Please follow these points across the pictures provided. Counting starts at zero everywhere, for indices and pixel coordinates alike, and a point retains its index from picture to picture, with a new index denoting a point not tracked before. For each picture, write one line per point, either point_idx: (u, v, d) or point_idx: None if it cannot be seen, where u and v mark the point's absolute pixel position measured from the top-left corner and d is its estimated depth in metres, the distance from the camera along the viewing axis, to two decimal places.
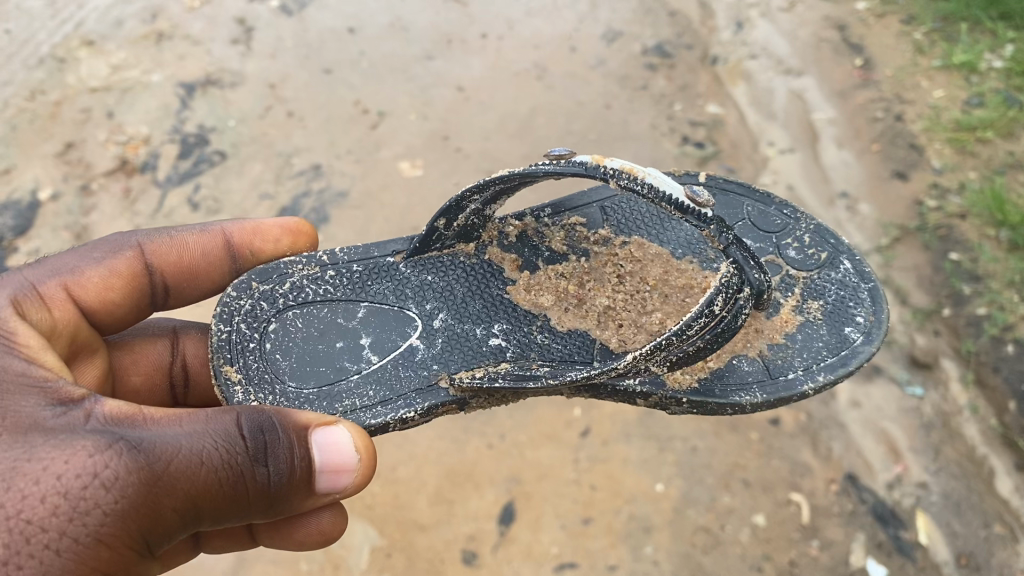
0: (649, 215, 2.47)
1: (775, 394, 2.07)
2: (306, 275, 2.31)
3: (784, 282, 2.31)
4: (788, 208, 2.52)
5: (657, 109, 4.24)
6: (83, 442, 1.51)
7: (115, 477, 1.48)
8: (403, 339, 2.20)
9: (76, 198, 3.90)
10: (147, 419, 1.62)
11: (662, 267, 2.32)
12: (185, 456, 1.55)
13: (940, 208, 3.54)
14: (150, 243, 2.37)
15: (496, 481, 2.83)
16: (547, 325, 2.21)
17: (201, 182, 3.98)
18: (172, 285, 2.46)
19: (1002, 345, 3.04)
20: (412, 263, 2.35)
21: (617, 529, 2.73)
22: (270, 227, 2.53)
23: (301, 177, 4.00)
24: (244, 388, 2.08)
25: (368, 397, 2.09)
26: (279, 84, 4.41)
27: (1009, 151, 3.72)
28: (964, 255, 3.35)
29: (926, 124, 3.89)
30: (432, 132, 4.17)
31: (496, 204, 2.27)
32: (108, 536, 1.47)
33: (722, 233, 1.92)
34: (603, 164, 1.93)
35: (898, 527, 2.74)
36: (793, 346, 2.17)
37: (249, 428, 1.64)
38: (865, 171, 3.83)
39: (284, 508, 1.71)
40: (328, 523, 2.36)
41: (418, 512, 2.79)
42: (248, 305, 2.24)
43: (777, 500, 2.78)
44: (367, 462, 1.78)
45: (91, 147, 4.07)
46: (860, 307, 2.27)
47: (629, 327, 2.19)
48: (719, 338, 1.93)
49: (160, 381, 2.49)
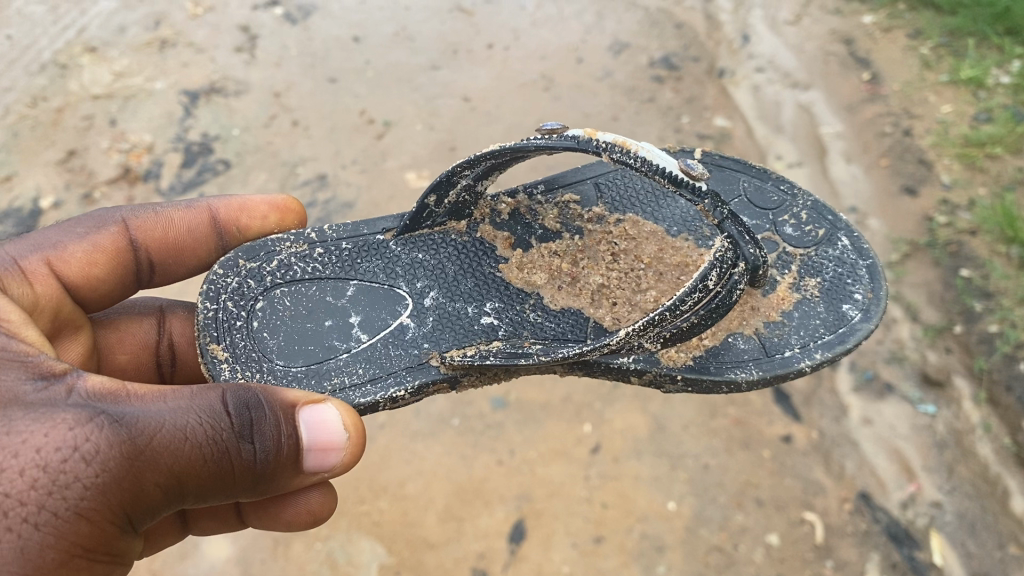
0: (644, 191, 2.40)
1: (772, 371, 1.99)
2: (294, 253, 2.25)
3: (780, 259, 2.24)
4: (785, 184, 2.46)
5: (664, 121, 4.22)
6: (64, 415, 1.45)
7: (97, 451, 1.43)
8: (393, 317, 2.14)
9: (78, 206, 3.86)
10: (131, 393, 1.55)
11: (656, 245, 2.26)
12: (169, 431, 1.50)
13: (950, 224, 3.51)
14: (135, 219, 2.33)
15: (506, 498, 2.84)
16: (540, 304, 2.14)
17: (204, 192, 3.93)
18: (159, 262, 2.41)
19: (1015, 362, 2.98)
20: (403, 240, 2.28)
21: (629, 548, 2.71)
22: (256, 204, 2.47)
23: (308, 188, 3.97)
24: (230, 367, 2.01)
25: (357, 375, 2.03)
26: (284, 93, 4.38)
27: (1019, 167, 3.68)
28: (975, 272, 3.30)
29: (934, 139, 3.86)
30: (439, 142, 4.14)
31: (488, 180, 2.21)
32: (88, 510, 1.42)
33: (717, 208, 1.84)
34: (595, 137, 1.88)
35: (913, 547, 2.71)
36: (790, 323, 2.09)
37: (234, 404, 1.58)
38: (874, 186, 3.81)
39: (268, 487, 1.65)
40: (316, 503, 2.28)
41: (426, 529, 2.80)
42: (236, 283, 2.17)
43: (791, 519, 2.76)
44: (355, 442, 1.73)
45: (94, 155, 4.02)
46: (859, 284, 2.20)
47: (623, 306, 2.11)
48: (713, 315, 1.87)
49: (146, 359, 2.41)
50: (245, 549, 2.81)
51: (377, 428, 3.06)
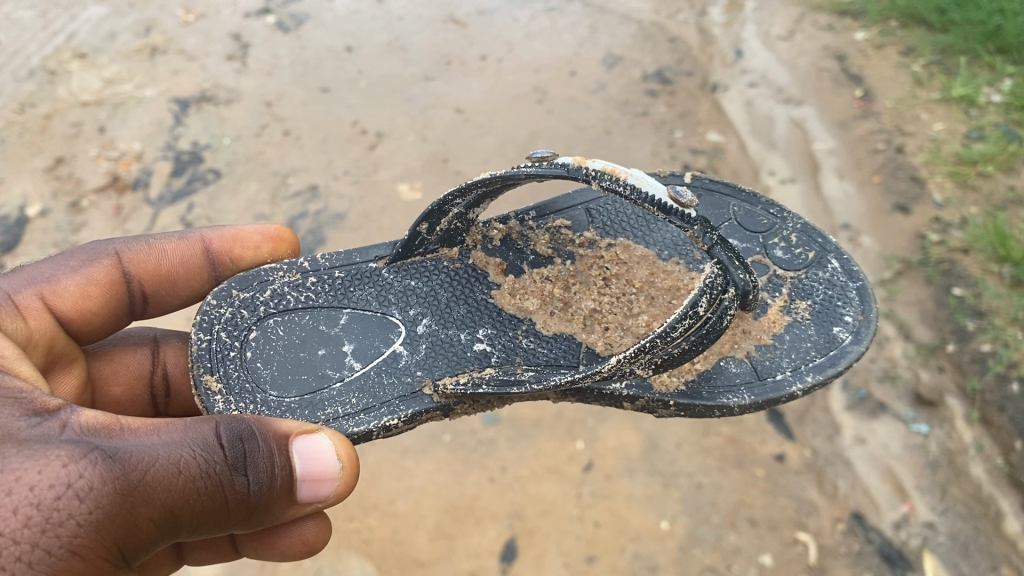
0: (635, 217, 2.37)
1: (763, 396, 1.97)
2: (287, 282, 2.23)
3: (770, 283, 2.22)
4: (774, 208, 2.44)
5: (657, 136, 4.21)
6: (58, 452, 1.41)
7: (90, 487, 1.39)
8: (386, 345, 2.11)
9: (66, 214, 3.81)
10: (125, 428, 1.52)
11: (648, 270, 2.23)
12: (162, 465, 1.46)
13: (942, 242, 3.51)
14: (128, 252, 2.30)
15: (497, 516, 2.81)
16: (532, 329, 2.11)
17: (194, 201, 3.90)
18: (151, 293, 2.38)
19: (1007, 382, 2.98)
20: (395, 268, 2.27)
21: (621, 569, 2.69)
22: (249, 234, 2.44)
23: (298, 199, 3.93)
24: (224, 399, 1.99)
25: (351, 404, 2.00)
26: (275, 102, 4.35)
27: (1010, 186, 3.69)
28: (968, 290, 3.30)
29: (927, 157, 3.86)
30: (432, 154, 4.12)
31: (478, 208, 2.18)
32: (82, 547, 1.38)
33: (706, 234, 1.82)
34: (584, 165, 1.85)
35: (905, 568, 2.69)
36: (781, 346, 2.08)
37: (227, 436, 1.54)
38: (867, 203, 3.81)
39: (262, 519, 1.62)
40: (311, 533, 2.24)
41: (416, 548, 2.76)
42: (229, 313, 2.15)
43: (784, 539, 2.74)
44: (350, 470, 1.69)
45: (82, 162, 3.98)
46: (849, 306, 2.18)
47: (616, 331, 2.08)
48: (704, 340, 1.84)
49: (141, 390, 2.39)
50: (233, 567, 2.77)
51: (368, 444, 3.04)
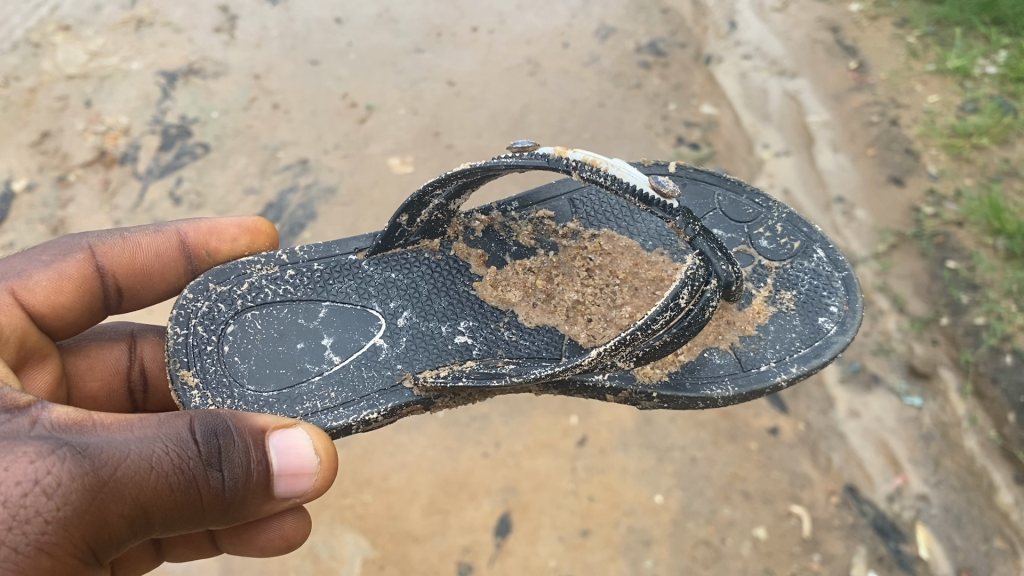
0: (618, 207, 2.35)
1: (747, 387, 1.95)
2: (265, 275, 2.19)
3: (755, 273, 2.20)
4: (759, 197, 2.41)
5: (651, 108, 4.17)
6: (25, 448, 1.38)
7: (58, 483, 1.36)
8: (366, 338, 2.09)
9: (52, 189, 3.77)
10: (97, 424, 1.49)
11: (631, 260, 2.21)
12: (133, 461, 1.44)
13: (937, 215, 3.49)
14: (102, 245, 2.27)
15: (492, 491, 2.81)
16: (515, 321, 2.09)
17: (183, 176, 3.85)
18: (125, 287, 2.35)
19: (1001, 355, 2.99)
20: (375, 261, 2.23)
21: (616, 542, 2.69)
22: (226, 227, 2.41)
23: (288, 172, 3.89)
24: (201, 394, 1.96)
25: (330, 398, 1.97)
26: (264, 75, 4.29)
27: (1004, 158, 3.68)
28: (962, 263, 3.29)
29: (922, 129, 3.84)
30: (424, 127, 4.08)
31: (460, 199, 2.17)
32: (49, 544, 1.36)
33: (689, 225, 1.81)
34: (565, 156, 1.82)
35: (899, 540, 2.70)
36: (766, 337, 2.06)
37: (202, 431, 1.52)
38: (861, 175, 3.78)
39: (236, 516, 1.60)
40: (290, 529, 2.24)
41: (411, 523, 2.76)
42: (206, 307, 2.12)
43: (778, 512, 2.75)
44: (327, 466, 1.68)
45: (69, 137, 3.92)
46: (834, 296, 2.16)
47: (599, 322, 2.07)
48: (685, 333, 1.81)
49: (117, 386, 2.35)
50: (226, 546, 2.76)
51: None
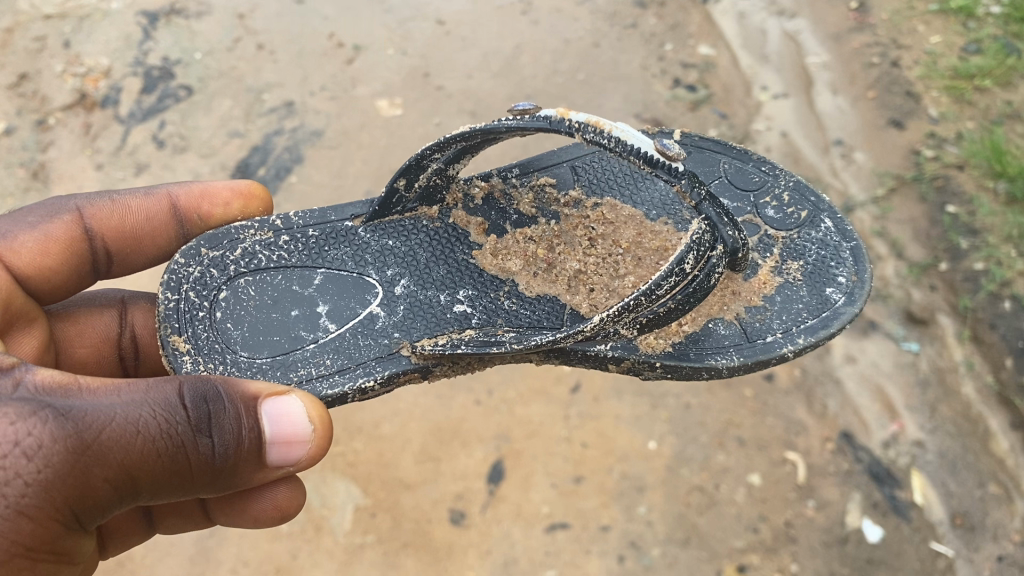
0: (622, 174, 2.25)
1: (753, 357, 1.85)
2: (258, 240, 2.09)
3: (761, 243, 2.10)
4: (767, 165, 2.29)
5: (646, 49, 4.06)
6: (5, 408, 1.31)
7: (39, 445, 1.29)
8: (363, 306, 1.99)
9: (32, 132, 3.68)
10: (82, 387, 1.41)
11: (635, 230, 2.11)
12: (118, 425, 1.36)
13: (937, 158, 3.42)
14: (90, 207, 2.18)
15: (484, 438, 2.78)
16: (515, 290, 2.00)
17: (166, 119, 3.75)
18: (115, 252, 2.27)
19: (999, 301, 2.97)
20: (372, 227, 2.13)
21: (609, 489, 2.67)
22: (218, 190, 2.31)
23: (273, 115, 3.77)
24: (192, 359, 1.87)
25: (324, 365, 1.88)
26: (248, 15, 4.16)
27: (1007, 101, 3.61)
28: (961, 208, 3.24)
29: (923, 71, 3.75)
30: (413, 68, 3.97)
31: (460, 163, 2.06)
32: (29, 507, 1.31)
33: (694, 189, 1.72)
34: (568, 117, 1.72)
35: (894, 486, 2.67)
36: (771, 308, 1.96)
37: (190, 396, 1.44)
38: (861, 118, 3.70)
39: (228, 482, 1.53)
40: (283, 499, 2.16)
41: (403, 470, 2.73)
42: (198, 272, 2.02)
43: (773, 459, 2.72)
44: (321, 434, 1.60)
45: (47, 79, 3.80)
46: (842, 266, 2.06)
47: (601, 292, 1.98)
48: (690, 299, 1.75)
49: (108, 353, 2.28)
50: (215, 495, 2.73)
51: None
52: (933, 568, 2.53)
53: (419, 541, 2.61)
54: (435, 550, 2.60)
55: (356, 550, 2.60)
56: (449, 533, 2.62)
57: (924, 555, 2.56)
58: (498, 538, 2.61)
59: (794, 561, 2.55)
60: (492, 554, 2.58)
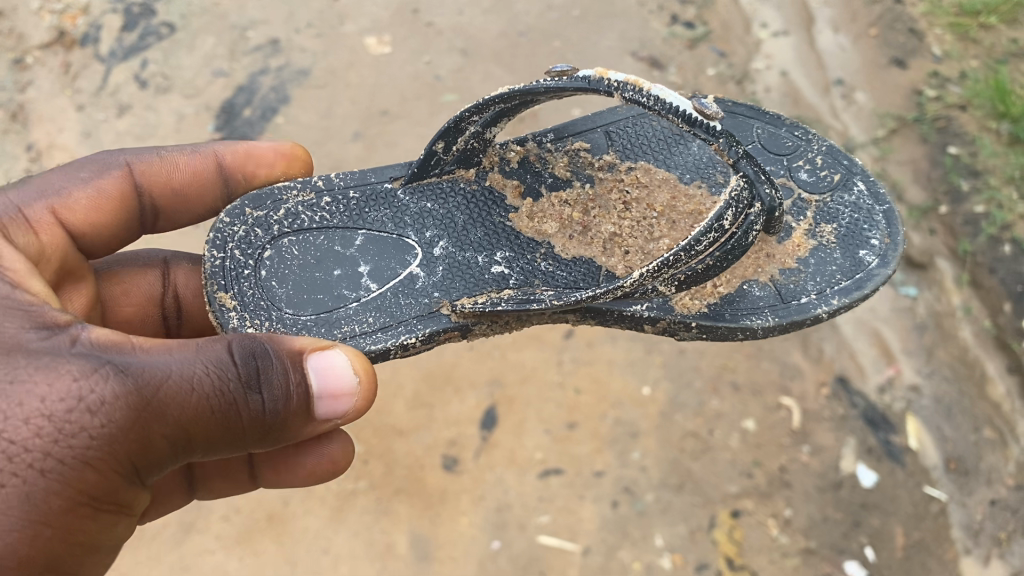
0: (659, 137, 2.11)
1: (788, 318, 1.78)
2: (302, 201, 1.97)
3: (795, 206, 1.99)
4: (800, 129, 2.16)
5: None
6: (66, 364, 1.28)
7: (100, 400, 1.27)
8: (403, 266, 1.88)
9: (9, 72, 3.56)
10: (137, 345, 1.38)
11: (669, 193, 2.00)
12: (175, 382, 1.33)
13: (939, 98, 3.34)
14: (138, 162, 2.03)
15: (477, 384, 2.75)
16: (551, 253, 1.90)
17: (148, 58, 3.62)
18: (162, 208, 2.13)
19: (999, 245, 2.90)
20: (410, 189, 2.01)
21: (603, 435, 2.65)
22: (264, 150, 2.14)
23: (258, 53, 3.65)
24: (240, 317, 1.77)
25: (367, 323, 1.80)
26: None
27: (1012, 38, 3.51)
28: (964, 149, 3.16)
29: (927, 8, 3.63)
30: (402, 4, 3.85)
31: (496, 126, 1.94)
32: (94, 459, 1.28)
33: (731, 148, 1.63)
34: (607, 76, 1.65)
35: (889, 432, 2.66)
36: (806, 270, 1.87)
37: (240, 353, 1.39)
38: (862, 57, 3.62)
39: (279, 439, 1.47)
40: (337, 454, 2.13)
41: (396, 418, 2.71)
42: (242, 231, 1.90)
43: (767, 404, 2.69)
44: (367, 388, 1.52)
45: (22, 15, 3.69)
46: (876, 230, 1.95)
47: (637, 254, 1.88)
48: (727, 256, 1.66)
49: (151, 313, 2.15)
50: None
51: None
52: (926, 512, 2.52)
53: (413, 487, 2.59)
54: (428, 496, 2.57)
55: (348, 496, 2.59)
56: (443, 480, 2.60)
57: (918, 499, 2.54)
58: (492, 484, 2.59)
59: (788, 506, 2.52)
60: (484, 499, 2.56)
